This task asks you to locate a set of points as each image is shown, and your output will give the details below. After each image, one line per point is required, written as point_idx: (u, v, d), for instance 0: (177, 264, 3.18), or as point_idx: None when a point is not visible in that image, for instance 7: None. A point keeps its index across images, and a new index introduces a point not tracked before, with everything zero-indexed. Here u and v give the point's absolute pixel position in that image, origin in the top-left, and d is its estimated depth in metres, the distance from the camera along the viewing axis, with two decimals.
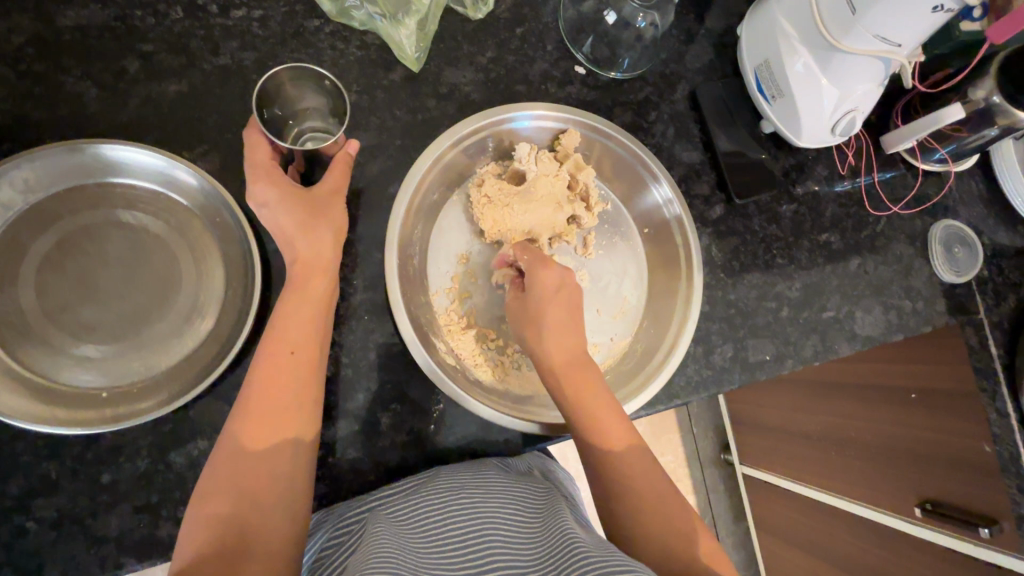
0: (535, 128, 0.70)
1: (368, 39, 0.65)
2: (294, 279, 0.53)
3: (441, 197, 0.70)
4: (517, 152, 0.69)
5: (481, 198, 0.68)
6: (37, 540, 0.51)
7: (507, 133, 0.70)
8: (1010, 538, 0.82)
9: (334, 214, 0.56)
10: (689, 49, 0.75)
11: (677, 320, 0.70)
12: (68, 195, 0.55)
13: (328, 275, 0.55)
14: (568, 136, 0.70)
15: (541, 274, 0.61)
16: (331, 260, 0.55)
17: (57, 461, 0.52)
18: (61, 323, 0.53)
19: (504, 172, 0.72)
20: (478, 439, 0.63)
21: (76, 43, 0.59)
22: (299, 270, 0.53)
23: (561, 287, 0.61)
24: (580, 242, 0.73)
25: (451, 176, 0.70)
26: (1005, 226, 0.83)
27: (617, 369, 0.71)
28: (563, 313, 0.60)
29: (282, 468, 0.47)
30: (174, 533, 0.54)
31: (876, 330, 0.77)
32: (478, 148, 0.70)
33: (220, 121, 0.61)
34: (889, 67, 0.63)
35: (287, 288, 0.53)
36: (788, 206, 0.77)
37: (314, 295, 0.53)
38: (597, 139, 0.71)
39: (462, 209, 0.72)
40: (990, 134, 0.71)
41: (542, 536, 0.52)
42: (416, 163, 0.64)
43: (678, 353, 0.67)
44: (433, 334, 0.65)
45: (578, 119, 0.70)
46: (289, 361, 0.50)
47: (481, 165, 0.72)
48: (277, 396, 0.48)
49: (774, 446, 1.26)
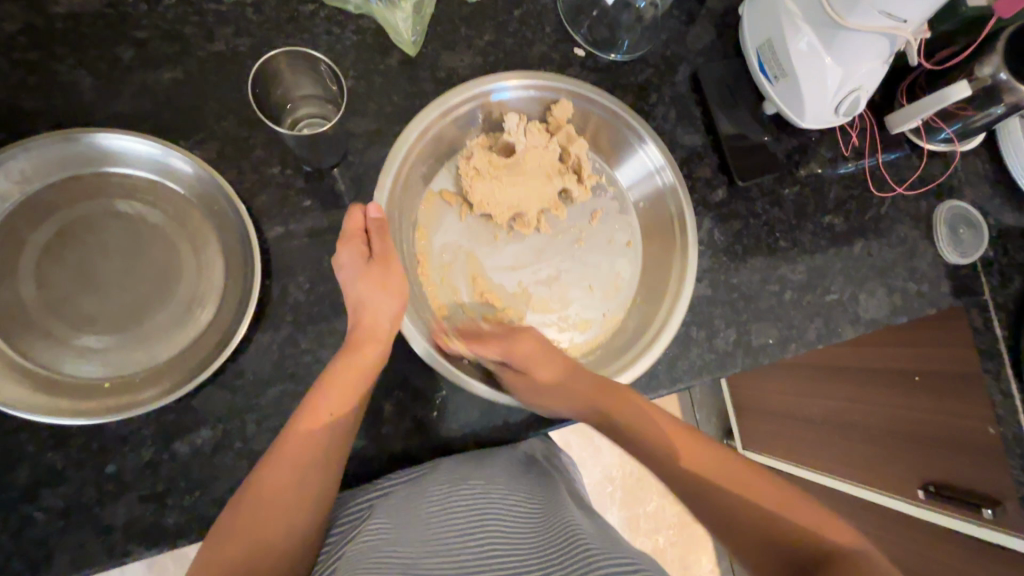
0: (525, 97, 0.69)
1: (364, 23, 0.65)
2: (352, 342, 0.55)
3: (430, 170, 0.69)
4: (506, 124, 0.68)
5: (470, 170, 0.68)
6: (43, 531, 0.52)
7: (494, 105, 0.69)
8: (1010, 518, 0.83)
9: (393, 284, 0.58)
10: (691, 29, 0.74)
11: (670, 298, 0.70)
12: (63, 186, 0.54)
13: (384, 341, 0.56)
14: (561, 107, 0.69)
15: (521, 341, 0.63)
16: (388, 328, 0.56)
17: (62, 451, 0.53)
18: (62, 315, 0.53)
19: (495, 144, 0.71)
20: (480, 426, 0.63)
21: (68, 31, 0.58)
22: (358, 332, 0.55)
23: (537, 347, 0.63)
24: (585, 215, 0.73)
25: (440, 150, 0.69)
26: (1011, 207, 0.82)
27: (607, 345, 0.70)
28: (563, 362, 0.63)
29: (302, 514, 0.48)
30: (180, 521, 0.54)
31: (880, 313, 0.76)
32: (468, 120, 0.69)
33: (216, 109, 0.60)
34: (894, 44, 0.62)
35: (342, 349, 0.55)
36: (791, 188, 0.76)
37: (370, 356, 0.55)
38: (592, 109, 0.71)
39: (450, 180, 0.71)
40: (996, 113, 0.69)
41: (545, 531, 0.51)
42: (404, 133, 0.64)
43: (670, 328, 0.67)
44: (420, 305, 0.65)
45: (562, 92, 0.69)
46: (323, 416, 0.51)
47: (472, 136, 0.71)
48: (306, 449, 0.50)
49: (776, 429, 1.25)
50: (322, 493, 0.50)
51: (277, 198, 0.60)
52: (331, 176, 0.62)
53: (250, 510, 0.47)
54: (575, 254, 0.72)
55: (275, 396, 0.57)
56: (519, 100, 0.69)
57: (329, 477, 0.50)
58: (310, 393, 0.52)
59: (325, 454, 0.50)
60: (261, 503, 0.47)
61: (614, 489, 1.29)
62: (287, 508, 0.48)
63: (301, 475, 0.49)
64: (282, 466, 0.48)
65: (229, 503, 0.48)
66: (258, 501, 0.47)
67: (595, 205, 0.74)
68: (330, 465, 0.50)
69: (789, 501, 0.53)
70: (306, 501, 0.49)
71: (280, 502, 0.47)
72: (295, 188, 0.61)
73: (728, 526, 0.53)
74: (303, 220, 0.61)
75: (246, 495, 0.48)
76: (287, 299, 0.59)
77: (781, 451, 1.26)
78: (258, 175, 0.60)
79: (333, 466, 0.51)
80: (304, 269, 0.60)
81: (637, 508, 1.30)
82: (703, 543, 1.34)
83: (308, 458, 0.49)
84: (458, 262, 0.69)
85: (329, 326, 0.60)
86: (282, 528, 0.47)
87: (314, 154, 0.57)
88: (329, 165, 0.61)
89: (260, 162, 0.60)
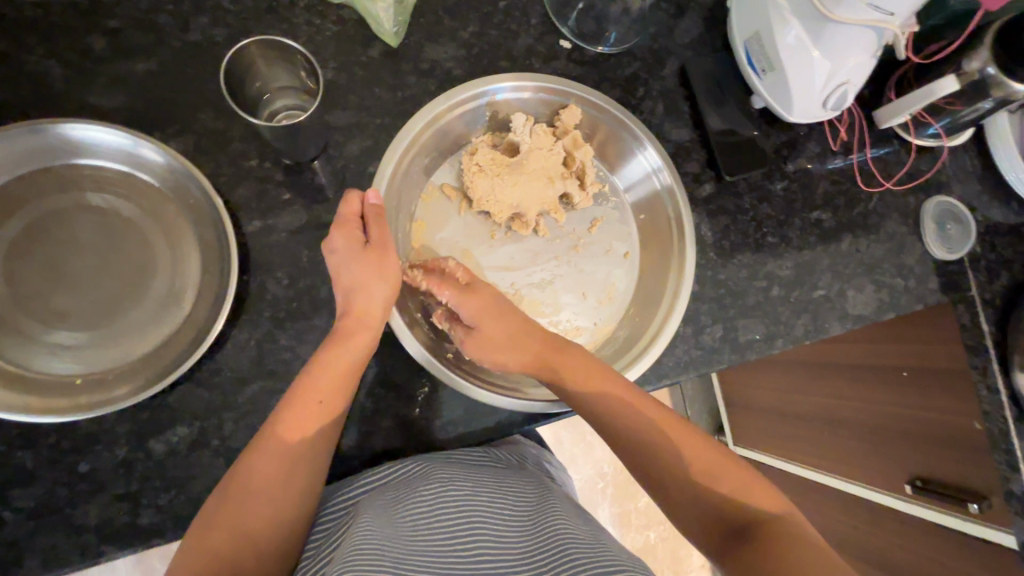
0: (533, 98, 0.69)
1: (345, 14, 0.63)
2: (341, 331, 0.54)
3: (432, 163, 0.69)
4: (514, 122, 0.67)
5: (473, 166, 0.67)
6: (13, 532, 0.50)
7: (500, 104, 0.69)
8: (996, 514, 0.82)
9: (389, 273, 0.56)
10: (679, 23, 0.73)
11: (664, 312, 0.69)
12: (33, 178, 0.53)
13: (373, 335, 0.54)
14: (569, 112, 0.68)
15: (468, 298, 0.60)
16: (379, 319, 0.55)
17: (33, 450, 0.51)
18: (33, 311, 0.52)
19: (499, 143, 0.70)
20: (464, 424, 0.62)
21: (38, 20, 0.57)
22: (349, 323, 0.54)
23: (491, 304, 0.60)
24: (584, 221, 0.73)
25: (444, 143, 0.69)
26: (999, 202, 0.82)
27: (597, 354, 0.69)
28: (511, 317, 0.61)
29: (284, 511, 0.47)
30: (156, 520, 0.53)
31: (867, 309, 0.76)
32: (473, 117, 0.69)
33: (192, 101, 0.59)
34: (881, 37, 0.61)
35: (330, 338, 0.53)
36: (779, 183, 0.76)
37: (358, 348, 0.53)
38: (601, 118, 0.70)
39: (451, 174, 0.70)
40: (985, 107, 0.69)
41: (536, 531, 0.51)
42: (408, 125, 0.63)
43: (661, 344, 0.66)
44: (414, 298, 0.65)
45: (572, 93, 0.69)
46: (315, 412, 0.50)
47: (477, 134, 0.70)
48: (289, 442, 0.48)
49: (767, 425, 1.25)
50: (305, 491, 0.48)
51: (255, 192, 0.59)
52: (310, 169, 0.61)
53: (232, 506, 0.45)
54: (572, 260, 0.71)
55: (254, 394, 0.56)
56: (527, 100, 0.69)
57: (314, 475, 0.49)
58: (296, 384, 0.51)
59: (311, 450, 0.49)
60: (244, 498, 0.46)
61: (604, 485, 1.28)
62: (270, 503, 0.46)
63: (286, 473, 0.47)
64: (265, 461, 0.47)
65: (212, 496, 0.47)
66: (237, 495, 0.46)
67: (596, 213, 0.73)
68: (314, 461, 0.49)
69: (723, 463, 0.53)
70: (291, 501, 0.47)
71: (263, 498, 0.46)
72: (274, 181, 0.60)
73: (663, 486, 0.53)
74: (282, 215, 0.59)
75: (228, 489, 0.46)
76: (265, 295, 0.58)
77: (772, 447, 1.26)
78: (235, 168, 0.59)
79: (319, 462, 0.49)
80: (283, 265, 0.59)
81: (627, 504, 1.30)
82: None
83: (295, 454, 0.48)
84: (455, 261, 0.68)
85: (309, 323, 0.59)
86: (265, 524, 0.46)
87: (292, 147, 0.56)
88: (309, 158, 0.60)
89: (238, 155, 0.59)
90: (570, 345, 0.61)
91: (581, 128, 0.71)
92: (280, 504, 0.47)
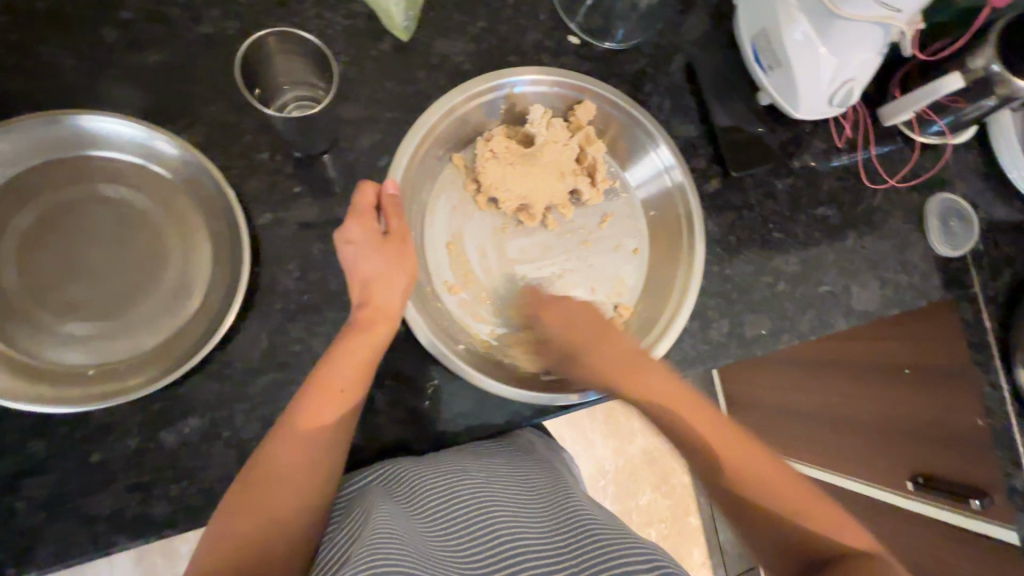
0: (548, 92, 0.69)
1: (355, 8, 0.64)
2: (357, 321, 0.54)
3: (445, 155, 0.69)
4: (531, 115, 0.68)
5: (486, 152, 0.67)
6: (27, 521, 0.51)
7: (517, 98, 0.69)
8: (1000, 510, 0.81)
9: (408, 265, 0.57)
10: (686, 19, 0.74)
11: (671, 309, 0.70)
12: (47, 169, 0.53)
13: (391, 323, 0.55)
14: (584, 107, 0.69)
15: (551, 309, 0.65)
16: (398, 308, 0.55)
17: (44, 440, 0.52)
18: (46, 302, 0.52)
19: (514, 135, 0.71)
20: (474, 417, 0.62)
21: (51, 12, 0.57)
22: (369, 313, 0.54)
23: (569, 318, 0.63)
24: (595, 217, 0.73)
25: (459, 136, 0.69)
26: (1001, 200, 0.82)
27: None
28: (582, 323, 0.62)
29: (302, 502, 0.47)
30: (167, 511, 0.53)
31: (872, 305, 0.77)
32: (489, 109, 0.69)
33: (204, 93, 0.59)
34: (888, 35, 0.62)
35: (350, 328, 0.53)
36: (785, 179, 0.76)
37: (379, 341, 0.53)
38: (615, 114, 0.71)
39: (463, 168, 0.70)
40: (988, 105, 0.69)
41: (555, 517, 0.51)
42: (421, 119, 0.63)
43: (669, 338, 0.67)
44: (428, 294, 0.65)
45: (592, 91, 0.69)
46: (335, 401, 0.50)
47: (493, 125, 0.70)
48: (308, 432, 0.48)
49: (771, 421, 1.24)
50: (323, 488, 0.48)
51: (266, 185, 0.59)
52: (321, 163, 0.61)
53: (255, 497, 0.46)
54: (581, 255, 0.71)
55: (265, 385, 0.56)
56: (544, 95, 0.69)
57: (333, 464, 0.49)
58: (316, 373, 0.51)
59: (330, 442, 0.49)
60: (265, 487, 0.46)
61: (606, 482, 1.29)
62: (290, 493, 0.46)
63: (308, 465, 0.47)
64: (287, 453, 0.47)
65: (235, 483, 0.47)
66: (255, 486, 0.46)
67: (607, 208, 0.73)
68: (333, 446, 0.49)
69: (806, 500, 0.52)
70: (310, 488, 0.47)
71: (283, 488, 0.46)
72: (285, 174, 0.60)
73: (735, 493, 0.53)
74: (293, 207, 0.60)
75: (247, 479, 0.47)
76: (277, 287, 0.58)
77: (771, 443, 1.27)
78: (246, 161, 0.59)
79: (338, 451, 0.50)
80: (294, 257, 0.59)
81: (630, 502, 1.30)
82: (695, 536, 1.34)
83: (315, 443, 0.48)
84: (469, 255, 0.68)
85: (320, 316, 0.59)
86: (286, 511, 0.46)
87: (303, 140, 0.57)
88: (319, 151, 0.60)
89: (249, 147, 0.59)
90: (642, 358, 0.60)
91: (595, 124, 0.72)
92: (299, 497, 0.47)
